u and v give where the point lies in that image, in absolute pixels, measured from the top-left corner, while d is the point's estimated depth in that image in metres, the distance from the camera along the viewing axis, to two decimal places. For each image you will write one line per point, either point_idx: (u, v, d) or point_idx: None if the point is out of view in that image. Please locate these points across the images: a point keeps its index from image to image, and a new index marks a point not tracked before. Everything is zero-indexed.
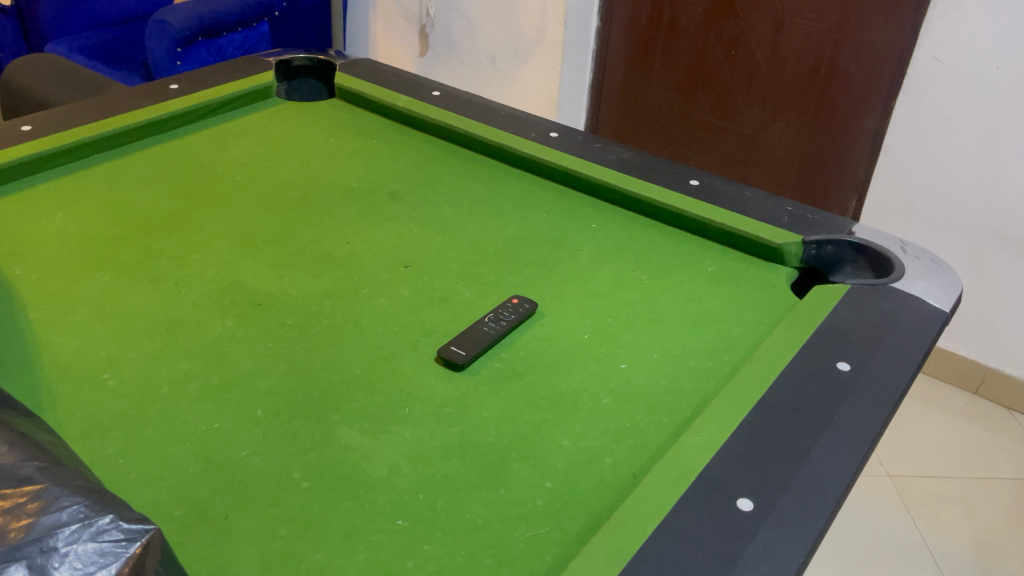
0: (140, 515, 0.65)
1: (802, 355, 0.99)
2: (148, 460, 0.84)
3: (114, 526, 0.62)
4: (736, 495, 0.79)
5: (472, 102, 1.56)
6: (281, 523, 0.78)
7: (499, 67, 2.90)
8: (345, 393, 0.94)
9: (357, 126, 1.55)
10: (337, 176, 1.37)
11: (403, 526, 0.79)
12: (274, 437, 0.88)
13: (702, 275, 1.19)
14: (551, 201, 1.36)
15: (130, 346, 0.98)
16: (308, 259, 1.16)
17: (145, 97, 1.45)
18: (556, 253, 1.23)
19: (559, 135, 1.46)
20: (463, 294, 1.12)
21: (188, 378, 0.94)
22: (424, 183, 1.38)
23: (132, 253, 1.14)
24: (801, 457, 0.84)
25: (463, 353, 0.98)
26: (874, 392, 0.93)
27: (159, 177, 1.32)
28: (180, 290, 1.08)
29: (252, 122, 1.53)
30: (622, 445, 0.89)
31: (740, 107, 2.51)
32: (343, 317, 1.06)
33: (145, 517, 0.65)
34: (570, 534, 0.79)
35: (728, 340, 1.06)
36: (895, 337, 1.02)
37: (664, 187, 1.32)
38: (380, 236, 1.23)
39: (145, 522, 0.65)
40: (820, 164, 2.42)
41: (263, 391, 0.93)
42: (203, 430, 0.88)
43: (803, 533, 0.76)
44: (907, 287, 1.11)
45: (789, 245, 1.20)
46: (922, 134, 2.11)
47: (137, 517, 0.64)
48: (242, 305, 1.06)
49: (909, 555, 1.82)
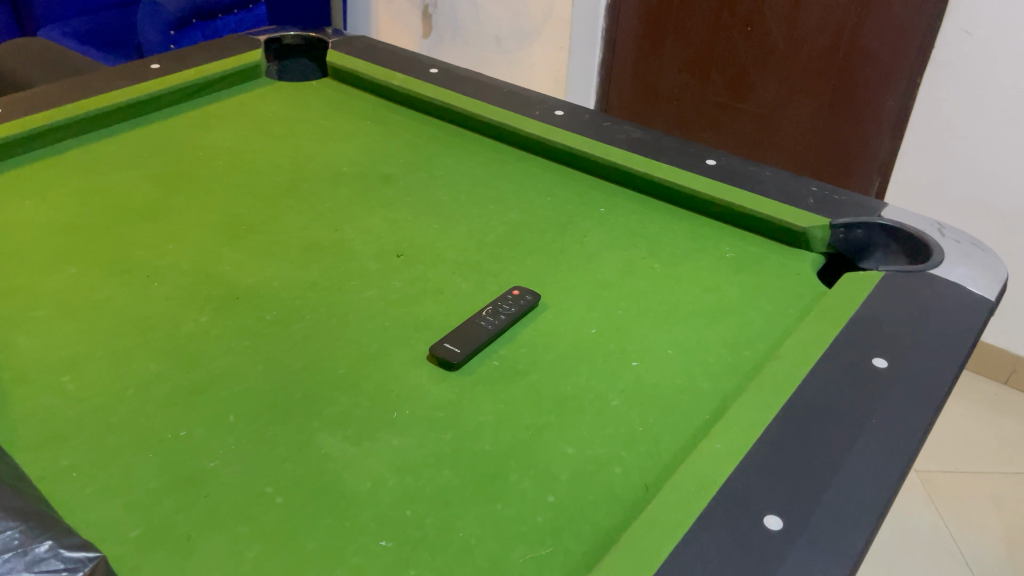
0: (85, 542, 0.62)
1: (833, 351, 0.89)
2: (105, 473, 0.76)
3: (53, 554, 0.59)
4: (763, 511, 0.70)
5: (472, 79, 1.46)
6: (250, 545, 0.70)
7: (507, 49, 2.79)
8: (327, 396, 0.85)
9: (350, 106, 1.45)
10: (327, 159, 1.28)
11: (387, 547, 0.70)
12: (247, 445, 0.79)
13: (720, 262, 1.10)
14: (556, 185, 1.26)
15: (94, 345, 0.90)
16: (293, 248, 1.08)
17: (124, 78, 1.37)
18: (561, 240, 1.13)
19: (564, 113, 1.37)
20: (460, 284, 1.03)
21: (154, 380, 0.86)
22: (420, 166, 1.29)
23: (103, 243, 1.06)
24: (835, 466, 0.75)
25: (457, 352, 0.90)
26: (915, 392, 0.83)
27: (137, 161, 1.23)
28: (152, 283, 1.00)
29: (239, 102, 1.44)
30: (632, 453, 0.80)
31: (757, 86, 2.40)
32: (329, 311, 0.97)
33: (91, 543, 0.62)
34: (574, 555, 0.70)
35: (750, 334, 0.97)
36: (935, 330, 0.92)
37: (679, 168, 1.23)
38: (372, 222, 1.14)
39: (91, 548, 0.62)
40: (841, 145, 2.31)
41: (237, 394, 0.85)
42: (168, 438, 0.79)
43: (840, 554, 0.66)
44: (946, 274, 1.01)
45: (816, 228, 1.10)
46: (949, 113, 2.00)
47: (79, 543, 0.61)
48: (220, 298, 0.98)
49: (938, 555, 1.72)
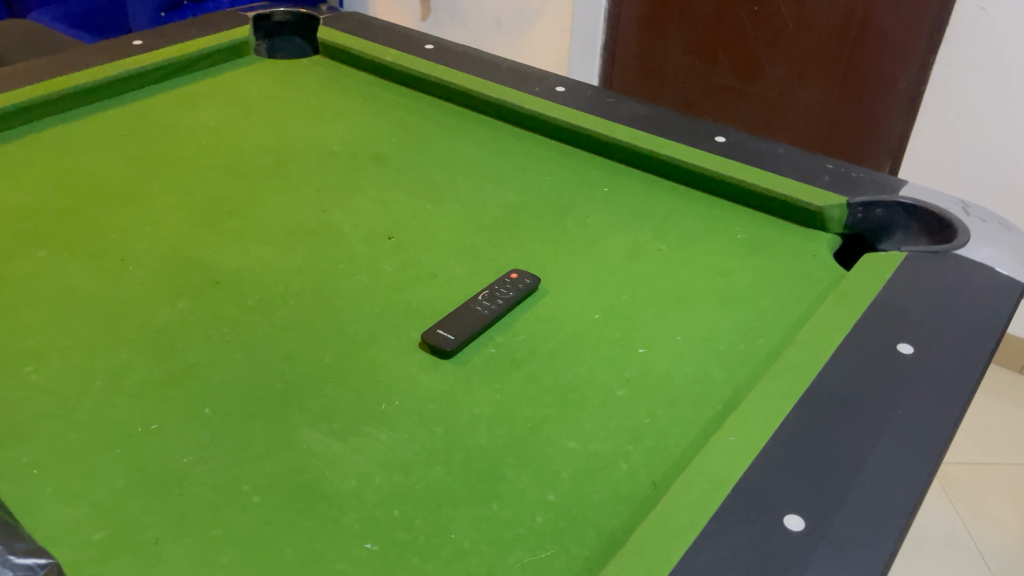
0: (39, 546, 0.58)
1: (854, 337, 0.83)
2: (69, 471, 0.70)
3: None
4: (783, 511, 0.64)
5: (468, 56, 1.40)
6: (223, 550, 0.64)
7: (506, 31, 2.72)
8: (310, 387, 0.79)
9: (341, 84, 1.39)
10: (316, 138, 1.21)
11: (372, 551, 0.65)
12: (223, 441, 0.73)
13: (731, 244, 1.04)
14: (557, 164, 1.20)
15: (62, 333, 0.84)
16: (277, 231, 1.02)
17: (104, 55, 1.30)
18: (562, 222, 1.07)
19: (566, 90, 1.30)
20: (455, 269, 0.97)
21: (126, 371, 0.80)
22: (413, 145, 1.22)
23: (76, 225, 1.00)
24: (860, 462, 0.69)
25: (451, 339, 0.83)
26: (943, 381, 0.77)
27: (116, 140, 1.17)
28: (127, 267, 0.94)
29: (225, 80, 1.37)
30: (639, 448, 0.74)
31: (764, 67, 2.33)
32: (314, 297, 0.91)
33: (43, 549, 0.57)
34: (577, 559, 0.64)
35: (764, 320, 0.90)
36: (964, 314, 0.86)
37: (686, 145, 1.16)
38: (362, 204, 1.08)
39: (43, 556, 0.57)
40: (851, 128, 2.24)
41: (214, 386, 0.79)
42: (139, 433, 0.74)
43: (869, 559, 0.60)
44: (973, 255, 0.95)
45: (832, 207, 1.04)
46: (965, 90, 1.92)
47: (29, 550, 0.56)
48: (198, 284, 0.92)
49: (952, 550, 1.66)
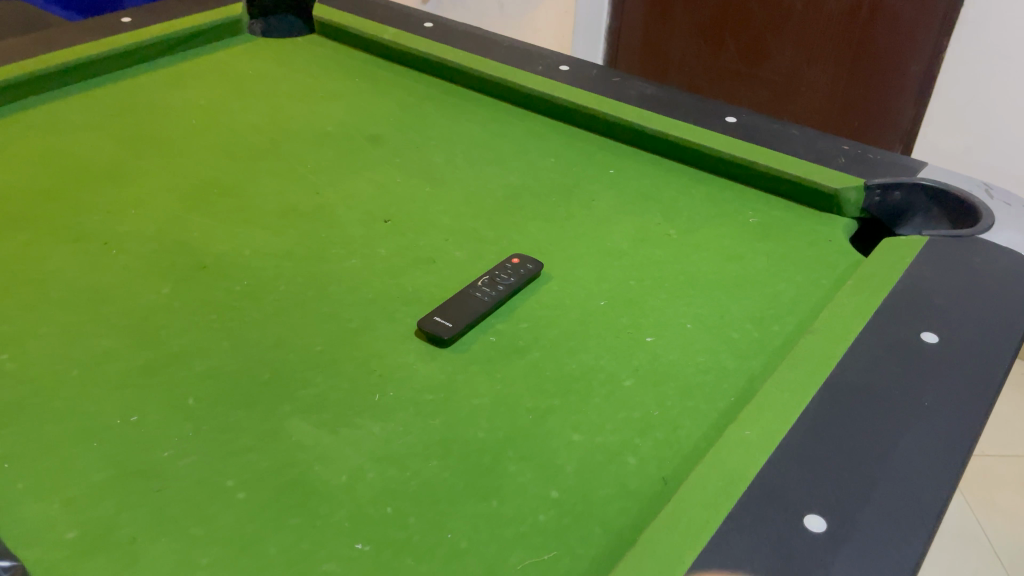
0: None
1: (876, 325, 0.78)
2: (42, 465, 0.66)
3: None
4: (804, 510, 0.60)
5: (468, 34, 1.35)
6: (204, 549, 0.60)
7: (509, 13, 2.66)
8: (300, 375, 0.75)
9: (338, 63, 1.34)
10: (310, 115, 1.16)
11: (363, 551, 0.61)
12: (206, 434, 0.69)
13: (742, 228, 0.99)
14: (561, 145, 1.15)
15: (40, 319, 0.80)
16: (269, 213, 0.96)
17: (92, 33, 1.26)
18: (566, 205, 1.03)
19: (570, 68, 1.25)
20: (454, 253, 0.92)
21: (106, 359, 0.76)
22: (412, 124, 1.17)
23: (58, 206, 0.95)
24: (884, 457, 0.64)
25: (448, 326, 0.79)
26: (971, 371, 0.73)
27: (102, 119, 1.12)
28: (110, 250, 0.89)
29: (217, 59, 1.32)
30: (648, 441, 0.70)
31: (771, 51, 2.27)
32: (306, 281, 0.87)
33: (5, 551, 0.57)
34: (582, 560, 0.60)
35: (779, 306, 0.86)
36: (990, 301, 0.82)
37: (696, 125, 1.12)
38: (357, 185, 1.03)
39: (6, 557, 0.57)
40: (860, 113, 2.19)
41: (198, 374, 0.75)
42: (118, 425, 0.70)
43: (897, 563, 0.56)
44: (998, 240, 0.90)
45: (849, 189, 0.99)
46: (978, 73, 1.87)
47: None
48: (184, 267, 0.87)
49: (965, 543, 1.62)
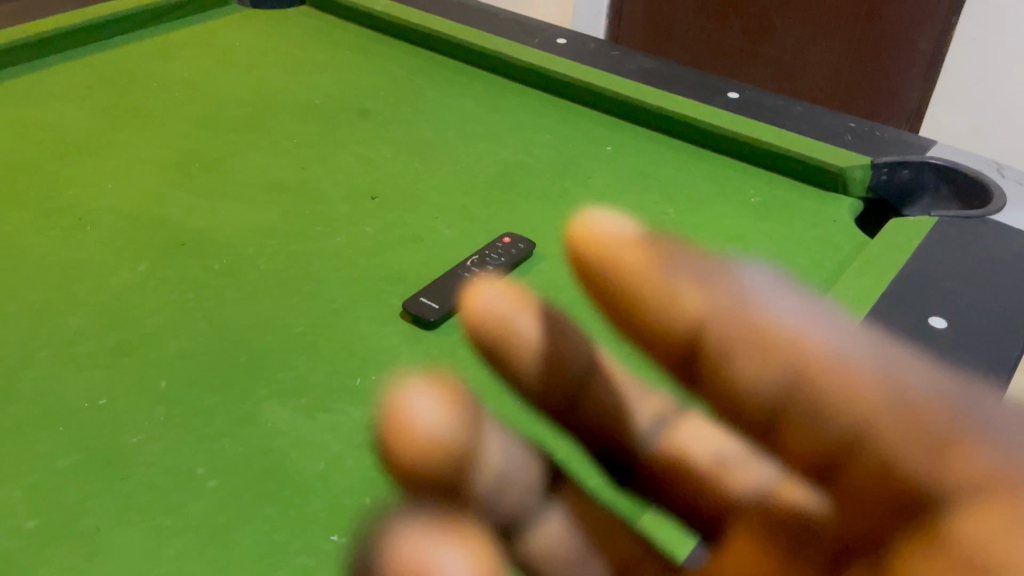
0: None
1: (881, 309, 0.75)
2: (5, 451, 0.63)
3: None
4: None
5: (463, 7, 1.30)
6: (170, 541, 0.57)
7: None
8: (278, 357, 0.72)
9: (328, 33, 1.29)
10: (297, 87, 1.12)
11: (338, 543, 0.58)
12: (178, 418, 0.66)
13: (743, 208, 0.95)
14: (557, 121, 1.11)
15: (9, 298, 0.76)
16: (251, 186, 0.92)
17: (73, 1, 1.21)
18: (561, 183, 0.99)
19: (567, 42, 1.21)
20: (443, 232, 0.89)
21: (76, 339, 0.72)
22: (402, 98, 1.13)
23: (31, 179, 0.91)
24: None
25: (435, 308, 0.75)
26: (981, 359, 0.69)
27: (81, 89, 1.08)
28: (83, 226, 0.85)
29: (203, 29, 1.28)
30: None
31: (777, 29, 2.21)
32: (288, 259, 0.83)
33: None
34: None
35: None
36: (1001, 286, 0.78)
37: (697, 102, 1.08)
38: (344, 159, 0.99)
39: None
40: (866, 93, 2.14)
41: (171, 355, 0.71)
42: (85, 408, 0.66)
43: None
44: (1010, 221, 0.86)
45: (854, 168, 0.95)
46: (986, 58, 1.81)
47: None
48: (161, 244, 0.83)
49: None
